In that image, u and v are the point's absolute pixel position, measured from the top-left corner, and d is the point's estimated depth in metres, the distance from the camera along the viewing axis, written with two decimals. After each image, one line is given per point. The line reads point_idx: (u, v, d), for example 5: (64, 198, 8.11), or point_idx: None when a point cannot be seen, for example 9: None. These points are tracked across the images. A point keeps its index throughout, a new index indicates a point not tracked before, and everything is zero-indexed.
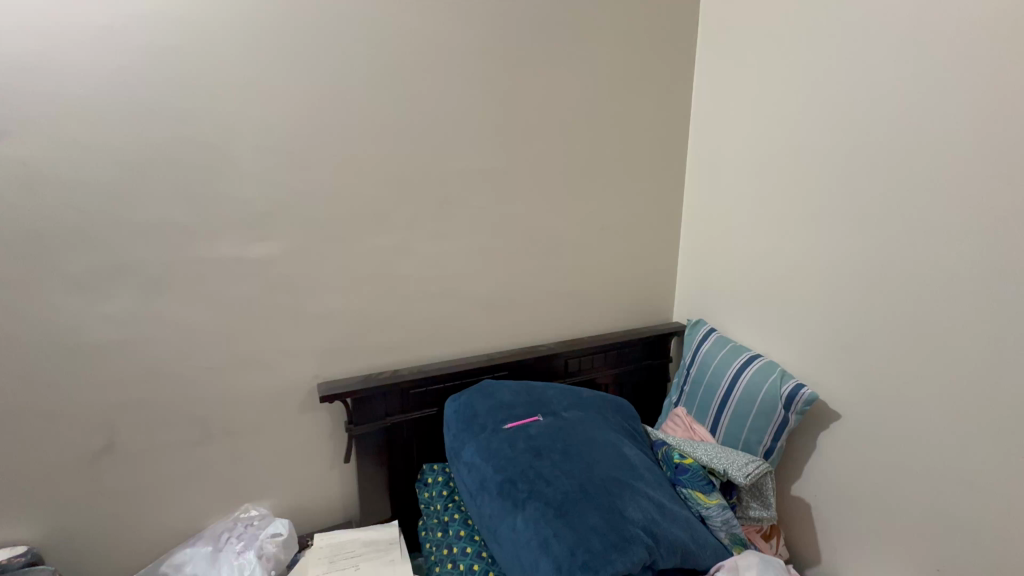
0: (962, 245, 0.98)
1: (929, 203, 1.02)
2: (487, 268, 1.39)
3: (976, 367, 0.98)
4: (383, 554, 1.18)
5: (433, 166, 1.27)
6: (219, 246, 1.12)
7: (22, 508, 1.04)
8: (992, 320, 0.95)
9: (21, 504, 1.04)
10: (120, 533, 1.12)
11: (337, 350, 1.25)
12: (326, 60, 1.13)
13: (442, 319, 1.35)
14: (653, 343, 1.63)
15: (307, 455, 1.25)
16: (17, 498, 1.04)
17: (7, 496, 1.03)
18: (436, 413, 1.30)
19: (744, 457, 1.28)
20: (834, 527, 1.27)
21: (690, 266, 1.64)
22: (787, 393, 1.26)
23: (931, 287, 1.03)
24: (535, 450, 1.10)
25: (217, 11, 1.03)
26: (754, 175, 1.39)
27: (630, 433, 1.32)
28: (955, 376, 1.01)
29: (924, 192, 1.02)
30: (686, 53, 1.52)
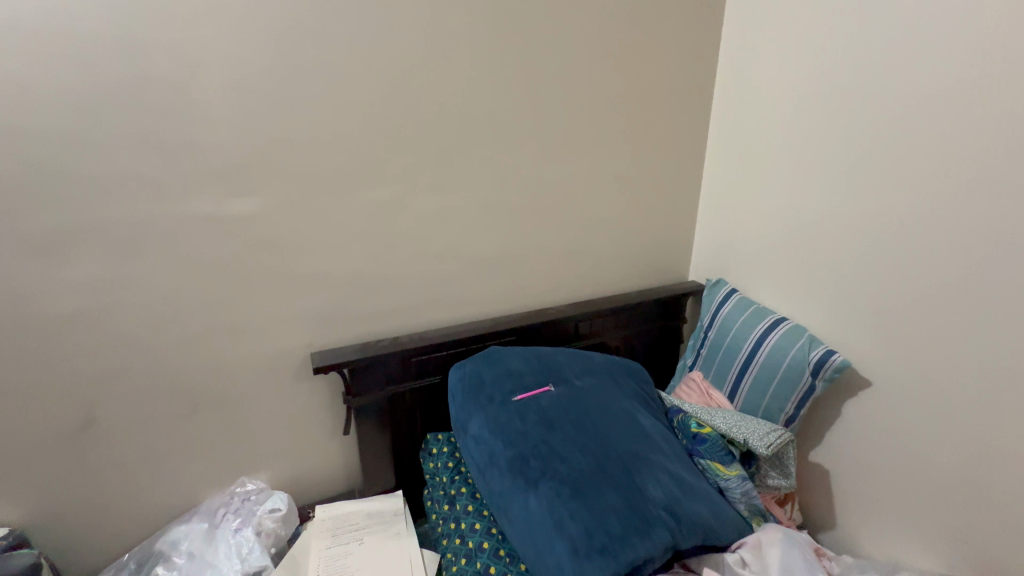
0: None
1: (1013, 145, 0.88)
2: (492, 225, 1.26)
3: None
4: (388, 527, 1.13)
5: (431, 108, 1.12)
6: (193, 202, 0.99)
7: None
8: None
9: None
10: (110, 509, 1.06)
11: (330, 317, 1.15)
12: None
13: (444, 281, 1.24)
14: (668, 303, 1.53)
15: (305, 427, 1.18)
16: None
17: None
18: (440, 381, 1.22)
19: (766, 425, 1.21)
20: (855, 496, 1.23)
21: (712, 221, 1.51)
22: (817, 359, 1.17)
23: (999, 245, 0.91)
24: (547, 423, 1.02)
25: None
26: (791, 117, 1.24)
27: (645, 399, 1.25)
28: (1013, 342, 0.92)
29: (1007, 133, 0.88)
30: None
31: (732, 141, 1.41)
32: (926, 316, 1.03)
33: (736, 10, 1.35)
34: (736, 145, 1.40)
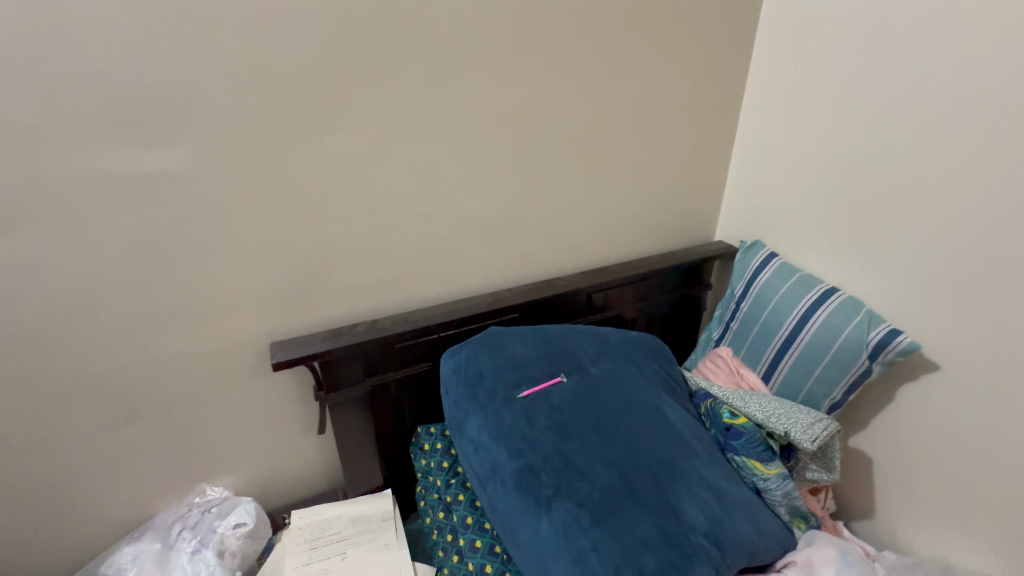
0: None
1: None
2: (488, 180, 1.03)
3: None
4: (375, 538, 0.98)
5: (406, 27, 0.85)
6: (94, 157, 0.75)
7: None
8: None
9: None
10: (43, 528, 0.90)
11: (292, 298, 0.94)
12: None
13: (431, 251, 1.02)
14: (692, 268, 1.33)
15: (273, 424, 1.00)
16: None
17: None
18: (431, 369, 1.04)
19: (809, 414, 1.05)
20: (904, 488, 1.09)
21: (749, 172, 1.28)
22: (877, 340, 0.98)
23: None
24: (561, 427, 0.84)
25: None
26: (869, 35, 0.98)
27: (669, 385, 1.08)
28: None
29: None
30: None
31: (785, 68, 1.15)
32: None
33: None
34: (789, 74, 1.14)
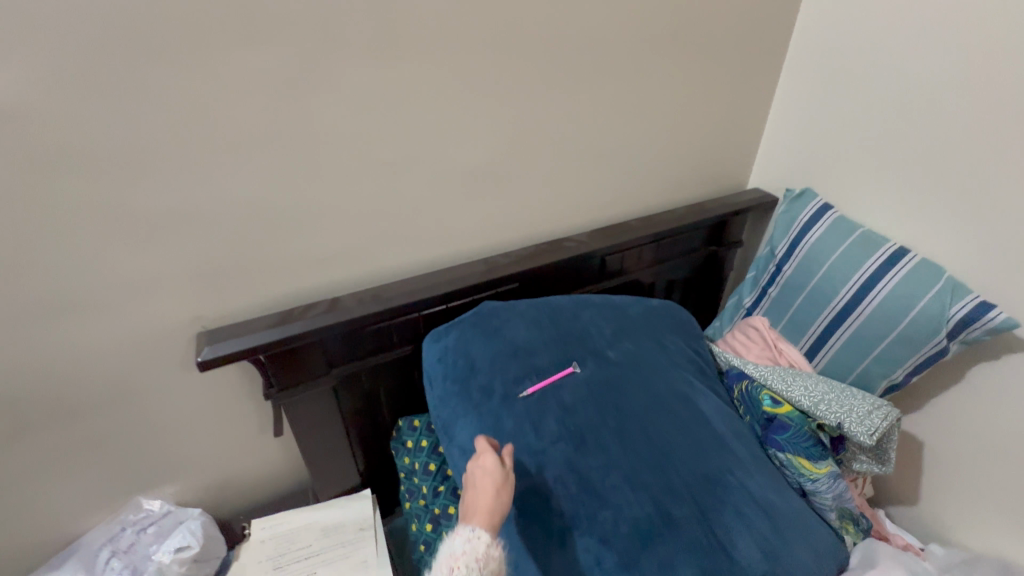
0: None
1: None
2: (477, 113, 0.78)
3: None
4: (351, 553, 0.83)
5: None
6: None
7: None
8: None
9: None
10: None
11: (224, 274, 0.72)
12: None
13: (405, 208, 0.79)
14: (721, 223, 1.12)
15: (220, 423, 0.82)
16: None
17: None
18: (411, 354, 0.84)
19: (863, 399, 0.88)
20: (959, 476, 0.95)
21: (800, 101, 1.03)
22: (961, 315, 0.80)
23: None
24: (576, 435, 0.67)
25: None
26: None
27: (699, 367, 0.90)
28: None
29: None
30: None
31: None
32: None
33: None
34: None
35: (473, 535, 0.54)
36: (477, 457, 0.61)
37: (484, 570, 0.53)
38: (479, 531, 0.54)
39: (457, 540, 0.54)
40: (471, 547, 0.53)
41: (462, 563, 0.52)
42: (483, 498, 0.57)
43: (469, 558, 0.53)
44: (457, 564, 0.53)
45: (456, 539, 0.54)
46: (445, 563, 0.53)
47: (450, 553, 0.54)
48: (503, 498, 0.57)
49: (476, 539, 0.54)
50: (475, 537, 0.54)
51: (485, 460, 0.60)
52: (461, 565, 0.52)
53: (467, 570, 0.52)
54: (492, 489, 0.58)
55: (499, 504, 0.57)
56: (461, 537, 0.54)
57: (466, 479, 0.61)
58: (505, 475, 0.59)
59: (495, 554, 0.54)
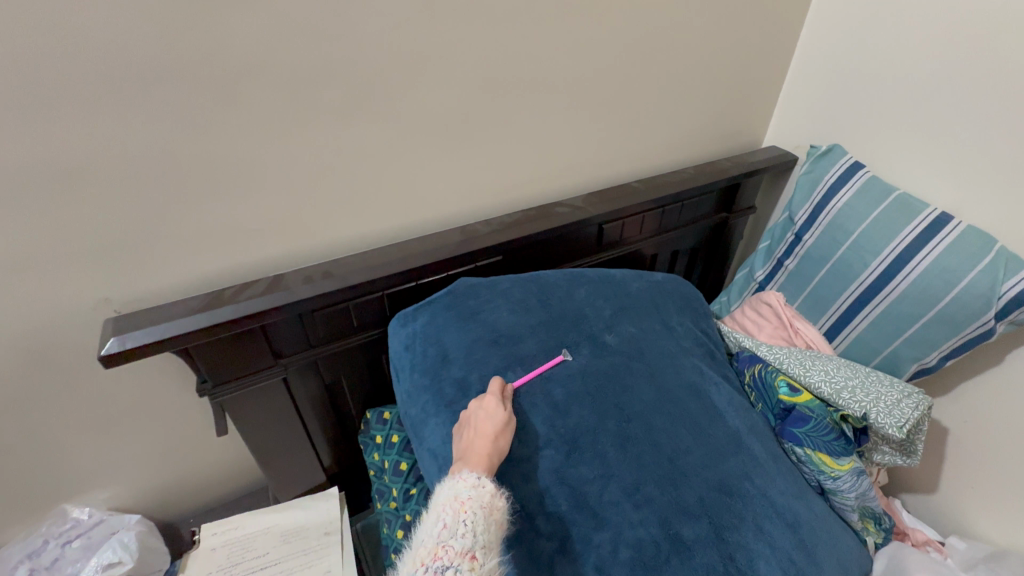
0: None
1: None
2: (448, 48, 0.63)
3: None
4: (314, 560, 0.74)
5: None
6: None
7: None
8: None
9: None
10: None
11: (135, 250, 0.58)
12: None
13: (363, 166, 0.66)
14: (733, 186, 0.99)
15: (158, 420, 0.71)
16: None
17: None
18: (376, 338, 0.73)
19: (892, 386, 0.78)
20: (990, 466, 0.87)
21: (833, 43, 0.89)
22: (1014, 293, 0.69)
23: None
24: (568, 441, 0.56)
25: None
26: None
27: (709, 351, 0.79)
28: None
29: None
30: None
31: None
32: None
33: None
34: None
35: (480, 481, 0.49)
36: (478, 398, 0.57)
37: (490, 518, 0.47)
38: (486, 478, 0.49)
39: (461, 484, 0.49)
40: (479, 491, 0.48)
41: (470, 506, 0.47)
42: (485, 443, 0.52)
43: (477, 502, 0.47)
44: (463, 506, 0.47)
45: (459, 483, 0.49)
46: (448, 506, 0.47)
47: (454, 496, 0.48)
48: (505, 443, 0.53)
49: (482, 486, 0.48)
50: (481, 484, 0.49)
51: (485, 402, 0.56)
52: (468, 508, 0.47)
53: (474, 517, 0.46)
54: (493, 435, 0.54)
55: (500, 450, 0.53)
56: (466, 481, 0.49)
57: (461, 422, 0.56)
58: (507, 420, 0.55)
59: (500, 501, 0.49)
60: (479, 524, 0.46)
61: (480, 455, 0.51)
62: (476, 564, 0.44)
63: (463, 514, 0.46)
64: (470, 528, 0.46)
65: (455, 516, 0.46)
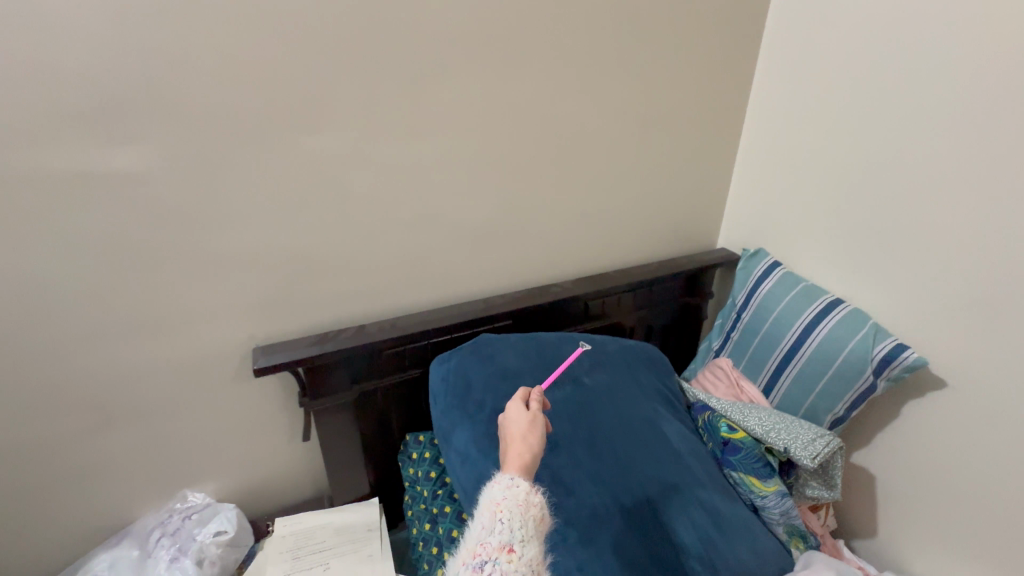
0: None
1: None
2: (481, 185, 0.99)
3: None
4: (359, 548, 0.96)
5: (396, 29, 0.82)
6: (63, 157, 0.71)
7: None
8: None
9: None
10: (13, 541, 0.87)
11: (276, 304, 0.90)
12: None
13: (421, 257, 0.99)
14: (693, 277, 1.29)
15: (256, 432, 0.97)
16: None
17: None
18: (419, 376, 1.01)
19: (810, 429, 1.01)
20: (909, 509, 1.04)
21: (752, 178, 1.24)
22: (882, 355, 0.95)
23: None
24: (551, 442, 0.82)
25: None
26: (883, 40, 0.94)
27: (667, 398, 1.05)
28: None
29: None
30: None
31: (794, 70, 1.11)
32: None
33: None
34: (799, 76, 1.10)
35: (513, 484, 0.61)
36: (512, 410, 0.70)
37: (525, 514, 0.59)
38: (518, 477, 0.61)
39: (497, 487, 0.61)
40: (512, 491, 0.60)
41: (504, 506, 0.59)
42: (516, 446, 0.65)
43: (511, 502, 0.59)
44: (498, 508, 0.59)
45: (496, 486, 0.61)
46: (488, 508, 0.60)
47: (492, 499, 0.60)
48: (537, 438, 0.67)
49: (514, 488, 0.60)
50: (515, 484, 0.61)
51: (514, 415, 0.69)
52: (502, 509, 0.59)
53: (509, 515, 0.58)
54: (524, 434, 0.67)
55: (534, 444, 0.66)
56: (501, 484, 0.61)
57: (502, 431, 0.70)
58: (535, 421, 0.69)
59: (535, 497, 0.61)
60: (514, 521, 0.58)
61: (514, 458, 0.64)
62: (515, 555, 0.56)
63: (498, 514, 0.58)
64: (506, 525, 0.58)
65: (493, 516, 0.59)
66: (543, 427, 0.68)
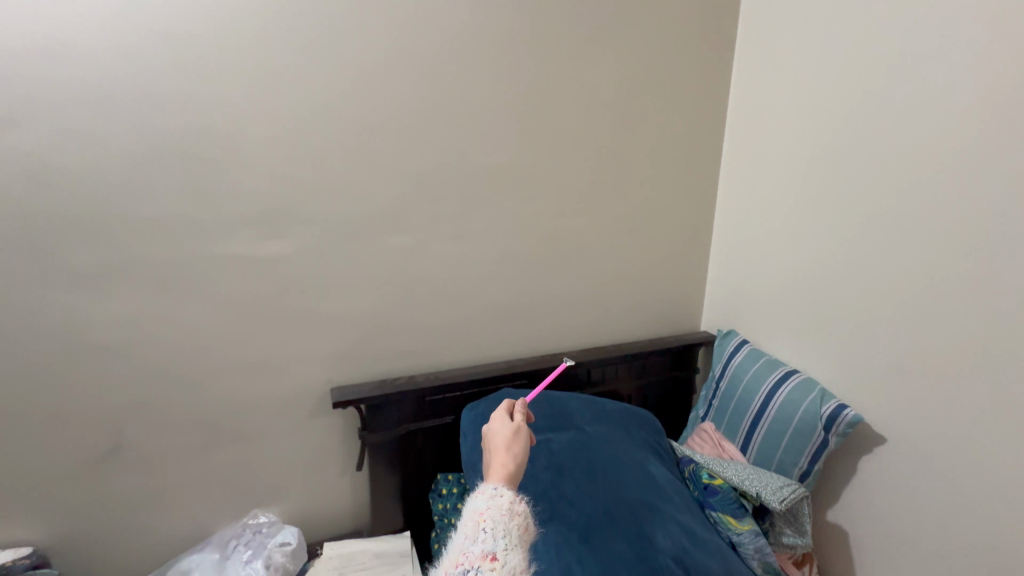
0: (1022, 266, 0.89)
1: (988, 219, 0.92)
2: (507, 272, 1.32)
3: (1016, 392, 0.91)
4: (395, 569, 1.13)
5: (456, 165, 1.20)
6: (229, 242, 1.04)
7: (26, 512, 1.00)
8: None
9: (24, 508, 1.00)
10: (121, 541, 1.07)
11: (351, 355, 1.19)
12: (345, 35, 1.05)
13: (460, 324, 1.29)
14: (681, 353, 1.54)
15: (318, 463, 1.19)
16: (23, 502, 1.00)
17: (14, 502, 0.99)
18: (452, 422, 1.24)
19: (779, 479, 1.18)
20: (873, 561, 1.17)
21: (720, 275, 1.54)
22: (829, 413, 1.16)
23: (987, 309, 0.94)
24: (557, 468, 1.06)
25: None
26: (793, 177, 1.28)
27: (657, 450, 1.21)
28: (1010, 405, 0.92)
29: (978, 207, 0.94)
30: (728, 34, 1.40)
31: (738, 194, 1.45)
32: (930, 378, 1.03)
33: (741, 61, 1.40)
34: (741, 199, 1.44)
35: (497, 492, 0.67)
36: (497, 428, 0.80)
37: (507, 523, 0.64)
38: (502, 486, 0.67)
39: (481, 498, 0.67)
40: (495, 502, 0.66)
41: (488, 516, 0.64)
42: (500, 459, 0.74)
43: (494, 511, 0.65)
44: (482, 517, 0.64)
45: (480, 497, 0.67)
46: (472, 519, 0.65)
47: (476, 509, 0.66)
48: (521, 450, 0.76)
49: (499, 498, 0.66)
50: (498, 493, 0.67)
51: (498, 430, 0.80)
52: (486, 518, 0.64)
53: (492, 524, 0.63)
54: (508, 446, 0.77)
55: (519, 455, 0.75)
56: (485, 494, 0.67)
57: (488, 448, 0.78)
58: (519, 435, 0.79)
59: (519, 506, 0.67)
60: (496, 530, 0.62)
61: (499, 469, 0.72)
62: (497, 564, 0.60)
63: (482, 523, 0.63)
64: (490, 534, 0.62)
65: (476, 526, 0.63)
66: (525, 442, 0.78)
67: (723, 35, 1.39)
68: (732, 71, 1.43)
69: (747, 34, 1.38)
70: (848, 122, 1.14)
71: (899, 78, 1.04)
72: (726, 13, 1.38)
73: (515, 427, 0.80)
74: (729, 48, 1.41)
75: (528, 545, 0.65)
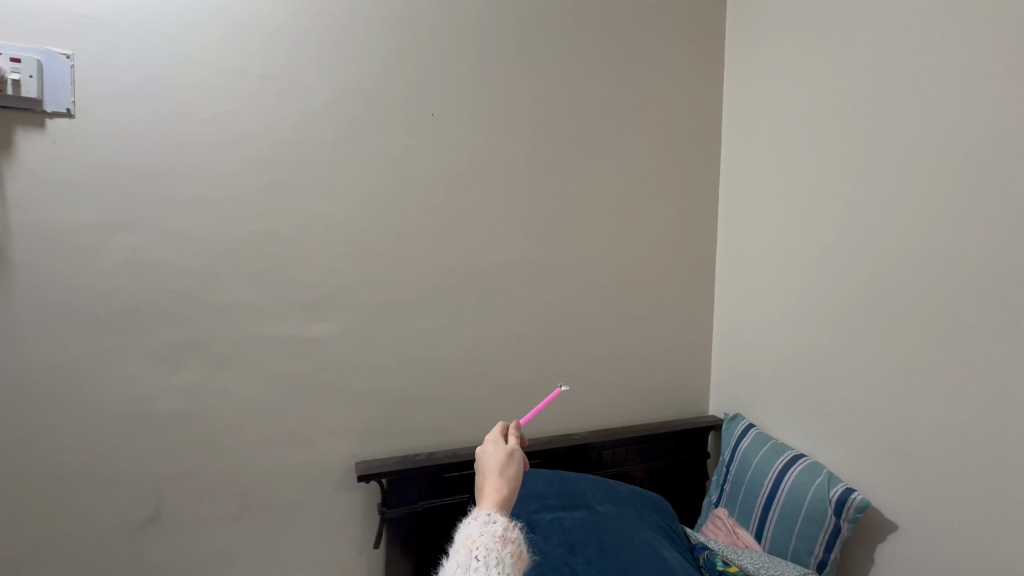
0: (988, 350, 0.97)
1: (949, 306, 1.03)
2: (522, 354, 1.43)
3: (1003, 472, 0.94)
4: None
5: (479, 258, 1.37)
6: (280, 325, 1.21)
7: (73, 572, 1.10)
8: (1016, 425, 0.93)
9: (73, 567, 1.10)
10: None
11: (376, 430, 1.29)
12: (390, 155, 1.28)
13: (477, 403, 1.39)
14: (692, 437, 1.58)
15: (339, 534, 1.28)
16: (71, 563, 1.10)
17: (66, 560, 1.10)
18: (467, 500, 1.28)
19: (796, 568, 1.15)
20: None
21: (724, 358, 1.63)
22: (837, 497, 1.17)
23: (963, 391, 1.00)
24: (570, 545, 1.10)
25: (301, 114, 1.20)
26: (781, 269, 1.41)
27: (668, 533, 1.21)
28: (998, 484, 0.95)
29: (939, 296, 1.04)
30: (713, 150, 1.62)
31: (734, 285, 1.58)
32: (924, 460, 1.07)
33: (728, 171, 1.61)
34: (739, 288, 1.57)
35: (490, 519, 0.73)
36: (490, 450, 0.87)
37: (500, 551, 0.69)
38: (495, 514, 0.73)
39: (474, 525, 0.72)
40: (488, 529, 0.71)
41: (480, 543, 0.69)
42: (492, 483, 0.80)
43: (487, 539, 0.70)
44: (474, 545, 0.69)
45: (474, 524, 0.73)
46: (465, 545, 0.70)
47: (470, 536, 0.71)
48: (513, 474, 0.83)
49: (492, 525, 0.72)
50: (491, 521, 0.73)
51: (489, 454, 0.86)
52: (479, 545, 0.69)
53: (485, 551, 0.68)
54: (501, 470, 0.83)
55: (511, 480, 0.82)
56: (479, 521, 0.73)
57: (482, 470, 0.85)
58: (512, 459, 0.86)
59: (511, 533, 0.73)
60: (490, 560, 0.68)
61: (492, 496, 0.78)
62: None
63: (474, 551, 0.68)
64: (482, 562, 0.67)
65: (469, 553, 0.68)
66: (517, 468, 0.85)
67: (708, 151, 1.62)
68: (720, 180, 1.63)
69: (727, 150, 1.61)
70: (821, 223, 1.29)
71: (857, 189, 1.20)
72: (709, 133, 1.61)
73: (509, 450, 0.87)
74: (714, 161, 1.63)
75: (520, 571, 0.71)
